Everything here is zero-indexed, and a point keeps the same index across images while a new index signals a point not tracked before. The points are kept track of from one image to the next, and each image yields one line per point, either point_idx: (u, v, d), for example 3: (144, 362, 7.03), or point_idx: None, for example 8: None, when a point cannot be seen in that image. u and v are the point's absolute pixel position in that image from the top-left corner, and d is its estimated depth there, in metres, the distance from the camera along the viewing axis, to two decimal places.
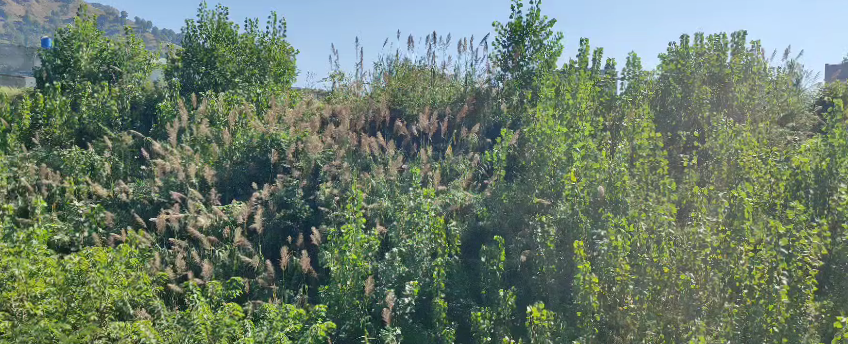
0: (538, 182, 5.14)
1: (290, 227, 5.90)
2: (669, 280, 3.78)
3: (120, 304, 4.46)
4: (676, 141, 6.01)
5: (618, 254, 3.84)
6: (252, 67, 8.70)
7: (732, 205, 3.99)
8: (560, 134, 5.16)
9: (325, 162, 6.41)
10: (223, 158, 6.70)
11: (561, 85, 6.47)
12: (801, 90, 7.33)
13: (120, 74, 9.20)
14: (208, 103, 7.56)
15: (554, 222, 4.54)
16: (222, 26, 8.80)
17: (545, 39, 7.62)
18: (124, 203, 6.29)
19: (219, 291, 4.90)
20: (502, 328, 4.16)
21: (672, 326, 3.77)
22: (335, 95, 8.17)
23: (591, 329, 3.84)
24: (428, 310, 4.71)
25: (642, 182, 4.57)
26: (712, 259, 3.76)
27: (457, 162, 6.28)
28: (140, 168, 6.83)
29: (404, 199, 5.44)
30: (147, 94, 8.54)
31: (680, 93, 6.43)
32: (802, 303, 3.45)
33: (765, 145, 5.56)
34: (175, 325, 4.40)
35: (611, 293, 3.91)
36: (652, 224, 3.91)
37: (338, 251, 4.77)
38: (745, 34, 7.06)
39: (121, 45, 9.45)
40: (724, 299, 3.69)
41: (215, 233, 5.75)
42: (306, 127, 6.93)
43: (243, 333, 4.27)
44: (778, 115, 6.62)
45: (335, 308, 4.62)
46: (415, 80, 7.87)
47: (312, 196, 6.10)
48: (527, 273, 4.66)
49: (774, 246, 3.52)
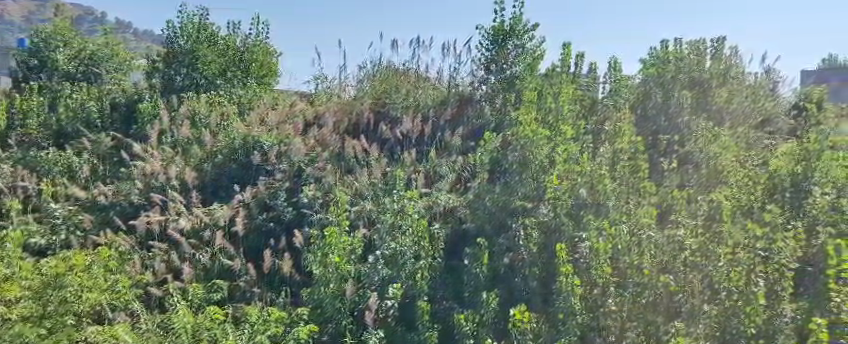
0: (521, 185, 5.07)
1: (272, 229, 5.83)
2: (651, 280, 3.60)
3: (98, 308, 4.41)
4: (656, 145, 5.95)
5: (601, 259, 3.62)
6: (234, 68, 8.69)
7: (711, 208, 3.94)
8: (542, 137, 5.27)
9: (308, 164, 6.37)
10: (205, 160, 6.71)
11: (544, 88, 6.51)
12: (778, 95, 7.43)
13: (99, 76, 8.98)
14: (189, 104, 7.53)
15: (535, 225, 4.56)
16: (202, 28, 8.81)
17: (529, 43, 7.67)
18: (102, 206, 6.22)
19: (200, 295, 4.88)
20: (484, 330, 4.05)
21: (654, 327, 3.59)
22: (319, 96, 8.17)
23: (574, 331, 3.58)
24: (407, 312, 4.53)
25: (621, 184, 4.59)
26: (691, 261, 3.65)
27: (440, 164, 6.28)
28: (119, 169, 6.78)
29: (388, 202, 5.48)
30: (127, 95, 8.25)
31: (661, 97, 6.51)
32: (777, 304, 3.50)
33: (743, 148, 5.63)
34: (155, 329, 4.36)
35: (592, 295, 3.67)
36: (633, 227, 3.81)
37: (322, 254, 4.65)
38: (723, 39, 7.16)
39: (101, 45, 9.28)
40: (704, 301, 3.58)
41: (196, 236, 5.69)
42: (290, 130, 6.95)
43: (224, 336, 4.19)
44: (756, 120, 6.70)
45: (317, 311, 4.59)
46: (399, 82, 7.88)
47: (295, 198, 6.04)
48: (511, 274, 4.53)
49: (752, 248, 3.62)
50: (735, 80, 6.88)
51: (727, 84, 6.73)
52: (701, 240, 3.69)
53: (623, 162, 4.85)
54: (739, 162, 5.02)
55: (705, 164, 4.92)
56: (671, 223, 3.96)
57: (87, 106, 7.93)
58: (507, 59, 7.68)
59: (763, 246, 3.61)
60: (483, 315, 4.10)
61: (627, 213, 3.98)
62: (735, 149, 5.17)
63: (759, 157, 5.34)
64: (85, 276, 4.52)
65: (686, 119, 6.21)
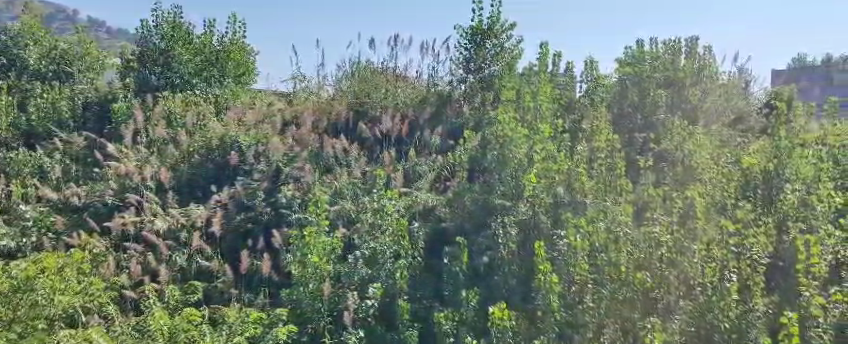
0: (501, 185, 5.12)
1: (250, 230, 5.78)
2: (627, 278, 3.57)
3: (71, 312, 4.35)
4: (632, 142, 6.27)
5: (578, 255, 3.69)
6: (210, 67, 8.58)
7: (685, 205, 3.80)
8: (521, 135, 5.19)
9: (286, 163, 6.36)
10: (181, 160, 6.64)
11: (523, 87, 6.53)
12: (750, 93, 7.56)
13: (71, 75, 8.86)
14: (164, 104, 7.42)
15: (515, 223, 4.69)
16: (177, 26, 8.66)
17: (506, 42, 7.71)
18: (75, 208, 6.13)
19: (177, 296, 4.83)
20: (465, 329, 3.99)
21: (630, 324, 3.56)
22: (297, 96, 8.11)
23: (553, 328, 3.64)
24: (388, 312, 4.50)
25: (599, 181, 4.58)
26: (668, 258, 3.55)
27: (419, 164, 6.32)
28: (93, 170, 6.65)
29: (368, 201, 5.48)
30: (99, 95, 8.21)
31: (637, 96, 6.74)
32: (750, 299, 3.48)
33: (717, 145, 5.71)
34: (130, 332, 4.31)
35: (570, 293, 3.71)
36: (611, 225, 3.77)
37: (301, 254, 4.57)
38: (697, 38, 7.27)
39: (73, 44, 9.14)
40: (680, 297, 3.53)
41: (172, 237, 5.62)
42: (268, 129, 6.93)
43: (202, 338, 4.09)
44: (728, 117, 6.84)
45: (297, 312, 4.59)
46: (378, 80, 7.86)
47: (272, 198, 5.98)
48: (490, 273, 4.63)
49: (725, 244, 3.60)
50: (709, 78, 6.97)
51: (700, 83, 6.88)
52: (676, 236, 3.59)
53: (601, 160, 4.87)
54: (713, 159, 5.08)
55: (680, 161, 4.98)
56: (646, 220, 3.93)
57: (58, 106, 7.79)
58: (485, 58, 7.69)
59: (735, 242, 3.64)
60: (464, 313, 4.04)
61: (605, 211, 4.01)
62: (710, 146, 5.25)
63: (732, 155, 5.43)
64: (57, 279, 4.37)
65: (662, 118, 6.40)
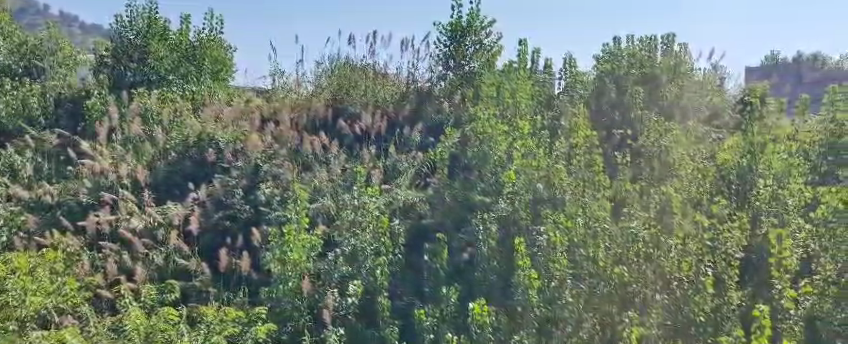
0: (481, 182, 5.22)
1: (229, 227, 5.72)
2: (606, 272, 3.57)
3: (44, 312, 4.25)
4: (611, 139, 6.32)
5: (557, 251, 3.64)
6: (187, 62, 8.44)
7: (662, 202, 3.88)
8: (501, 133, 5.36)
9: (265, 161, 6.29)
10: (157, 158, 6.57)
11: (503, 83, 6.55)
12: (725, 90, 7.65)
13: (42, 70, 8.68)
14: (139, 100, 7.29)
15: (495, 219, 4.62)
16: (153, 22, 8.62)
17: (486, 39, 7.74)
18: (48, 206, 6.03)
19: (153, 296, 4.76)
20: (446, 326, 3.90)
21: (610, 318, 3.53)
22: (275, 93, 8.04)
23: (533, 323, 3.52)
24: (369, 308, 4.46)
25: (577, 177, 4.61)
26: (645, 253, 3.55)
27: (400, 161, 6.30)
28: (66, 168, 6.54)
29: (349, 198, 5.44)
30: (72, 92, 8.07)
31: (615, 93, 6.80)
32: (725, 292, 3.50)
33: (694, 141, 5.75)
34: (106, 332, 4.27)
35: (550, 288, 3.56)
36: (589, 220, 3.82)
37: (279, 251, 4.50)
38: (674, 35, 7.35)
39: (45, 40, 8.96)
40: (656, 291, 3.48)
41: (149, 235, 5.54)
42: (246, 126, 6.86)
43: (179, 337, 4.03)
44: (704, 113, 6.90)
45: (276, 311, 4.53)
46: (357, 77, 7.82)
47: (252, 196, 5.95)
48: (470, 269, 4.64)
49: (701, 239, 3.64)
50: (685, 75, 7.06)
51: (677, 80, 6.95)
52: (653, 232, 3.59)
53: (579, 157, 4.90)
54: (690, 155, 5.13)
55: (657, 158, 5.04)
56: (624, 215, 3.94)
57: (29, 103, 7.65)
58: (465, 55, 7.73)
59: (711, 237, 3.70)
60: (445, 310, 3.96)
61: (583, 207, 4.06)
62: (687, 142, 5.29)
63: (708, 151, 5.49)
64: (28, 279, 4.32)
65: (639, 114, 6.47)
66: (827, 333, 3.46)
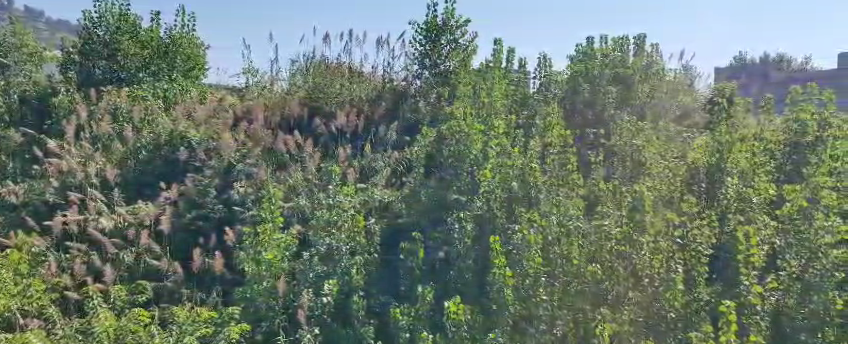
0: (457, 180, 5.21)
1: (201, 228, 5.63)
2: (580, 270, 3.59)
3: (7, 314, 4.31)
4: (584, 139, 6.41)
5: (532, 249, 3.63)
6: (158, 60, 8.28)
7: (635, 198, 3.85)
8: (476, 132, 5.37)
9: (238, 160, 6.19)
10: (128, 157, 6.43)
11: (477, 83, 6.59)
12: (696, 89, 7.78)
13: (6, 66, 8.52)
14: (108, 98, 7.16)
15: (471, 218, 4.57)
16: (123, 18, 8.37)
17: (461, 38, 7.74)
18: (13, 206, 5.89)
19: (124, 296, 4.70)
20: (421, 324, 3.91)
21: (583, 315, 3.56)
22: (249, 91, 7.98)
23: (507, 321, 3.54)
24: (344, 309, 4.39)
25: (551, 177, 4.66)
26: (617, 250, 3.56)
27: (376, 160, 6.25)
28: (32, 167, 6.39)
29: (324, 198, 5.37)
30: (38, 89, 7.87)
31: (588, 93, 6.88)
32: (695, 289, 3.55)
33: (666, 140, 5.83)
34: (73, 335, 4.15)
35: (523, 286, 3.59)
36: (563, 218, 3.86)
37: (254, 251, 4.57)
38: (645, 36, 7.45)
39: (8, 35, 8.81)
40: (629, 288, 3.51)
41: (119, 235, 5.47)
42: (218, 125, 6.75)
43: (149, 339, 4.01)
44: (676, 113, 7.01)
45: (250, 311, 4.47)
46: (333, 76, 7.79)
47: (225, 195, 5.86)
48: (445, 268, 4.56)
49: (671, 236, 3.72)
50: (657, 75, 7.16)
51: (649, 79, 7.04)
52: (625, 230, 3.60)
53: (553, 155, 4.94)
54: (661, 153, 5.20)
55: (629, 157, 5.11)
56: (596, 214, 4.01)
57: None
58: (441, 54, 7.69)
59: (680, 235, 3.76)
60: (419, 308, 3.94)
61: (557, 205, 4.06)
62: (659, 141, 5.37)
63: (678, 150, 5.59)
64: None
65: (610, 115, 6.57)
66: (792, 328, 3.53)
